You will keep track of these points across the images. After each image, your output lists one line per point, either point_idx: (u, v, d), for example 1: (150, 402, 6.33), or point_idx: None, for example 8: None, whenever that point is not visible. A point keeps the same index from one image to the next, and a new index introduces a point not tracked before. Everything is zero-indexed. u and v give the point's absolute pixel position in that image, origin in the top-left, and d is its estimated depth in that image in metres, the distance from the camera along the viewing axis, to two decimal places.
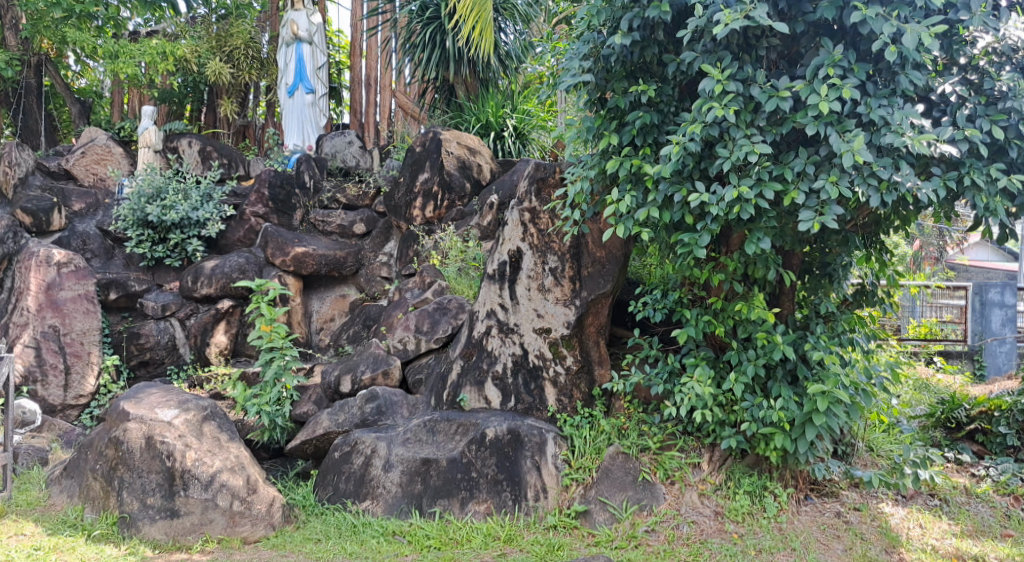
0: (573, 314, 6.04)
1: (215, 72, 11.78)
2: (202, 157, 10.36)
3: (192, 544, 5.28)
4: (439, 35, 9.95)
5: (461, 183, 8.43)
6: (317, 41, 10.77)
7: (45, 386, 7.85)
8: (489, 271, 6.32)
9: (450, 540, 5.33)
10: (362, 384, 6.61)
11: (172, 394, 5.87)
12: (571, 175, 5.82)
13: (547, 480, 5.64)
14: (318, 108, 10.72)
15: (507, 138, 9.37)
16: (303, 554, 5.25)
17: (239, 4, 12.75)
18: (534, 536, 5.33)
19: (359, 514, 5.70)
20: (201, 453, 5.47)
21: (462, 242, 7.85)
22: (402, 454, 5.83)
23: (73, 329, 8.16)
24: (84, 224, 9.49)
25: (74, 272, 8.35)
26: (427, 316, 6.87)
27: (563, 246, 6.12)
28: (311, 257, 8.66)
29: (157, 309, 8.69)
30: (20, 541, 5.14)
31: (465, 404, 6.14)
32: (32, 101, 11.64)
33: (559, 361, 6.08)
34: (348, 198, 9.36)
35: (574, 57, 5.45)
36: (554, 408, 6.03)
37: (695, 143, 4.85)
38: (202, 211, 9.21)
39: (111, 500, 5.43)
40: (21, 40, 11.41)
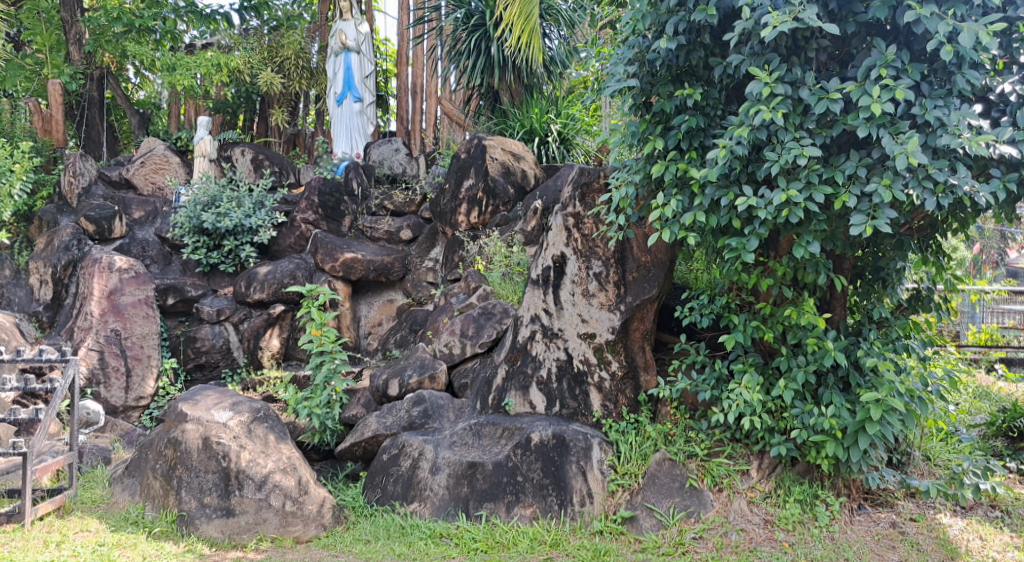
0: (617, 319, 6.01)
1: (267, 82, 12.05)
2: (254, 165, 10.60)
3: (247, 543, 5.41)
4: (484, 42, 10.02)
5: (505, 189, 8.44)
6: (365, 50, 10.95)
7: (108, 388, 8.07)
8: (534, 276, 6.36)
9: (497, 543, 5.36)
10: (409, 388, 6.64)
11: (227, 396, 6.02)
12: (615, 180, 5.78)
13: (592, 485, 5.63)
14: (366, 116, 10.89)
15: (551, 142, 9.43)
16: (353, 555, 5.33)
17: (290, 16, 13.04)
18: (580, 540, 5.33)
19: (407, 516, 5.77)
20: (255, 454, 5.62)
21: (507, 247, 7.86)
22: (449, 457, 5.90)
23: (134, 332, 8.39)
24: (144, 231, 9.85)
25: (135, 278, 8.64)
26: (473, 320, 6.92)
27: (607, 251, 6.09)
28: (360, 263, 8.81)
29: (212, 313, 8.93)
30: (86, 537, 5.32)
31: (511, 408, 6.18)
32: (94, 113, 11.99)
33: (604, 366, 6.05)
34: (396, 204, 9.41)
35: (619, 61, 5.43)
36: (599, 413, 6.00)
37: (743, 146, 4.82)
38: (255, 218, 9.43)
39: (170, 499, 5.58)
40: (85, 54, 11.87)
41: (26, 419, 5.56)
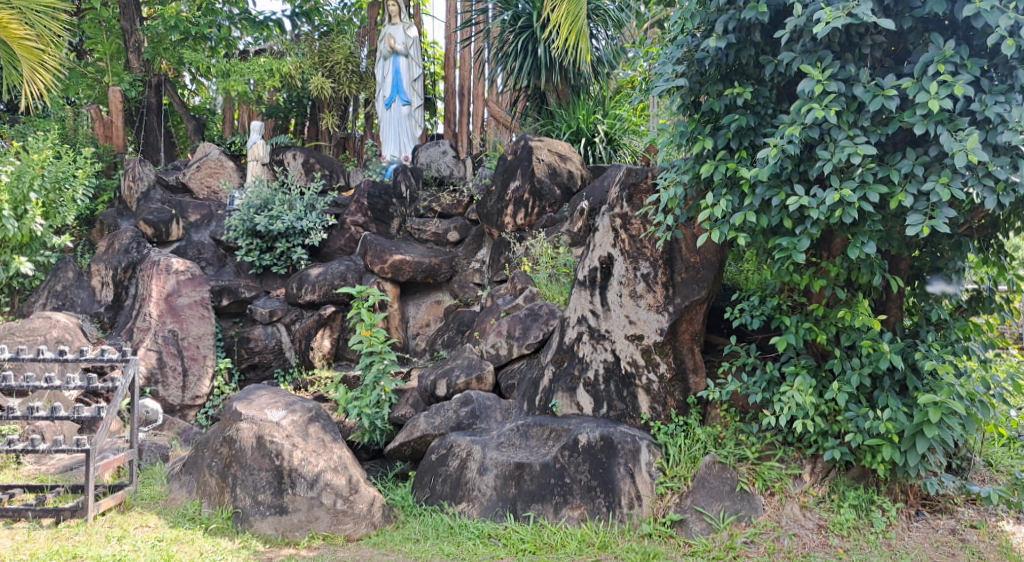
0: (666, 321, 5.97)
1: (317, 87, 12.22)
2: (306, 169, 10.78)
3: (300, 540, 5.50)
4: (531, 44, 10.01)
5: (551, 190, 8.43)
6: (413, 54, 11.04)
7: (166, 387, 8.27)
8: (581, 277, 6.35)
9: (545, 544, 5.37)
10: (457, 389, 6.70)
11: (280, 396, 6.16)
12: (663, 180, 5.73)
13: (641, 488, 5.59)
14: (414, 119, 10.99)
15: (598, 143, 9.40)
16: (403, 553, 5.39)
17: (340, 21, 13.24)
18: (628, 543, 5.31)
19: (455, 516, 5.81)
20: (306, 453, 5.71)
21: (553, 248, 7.86)
22: (496, 457, 5.93)
23: (190, 333, 8.61)
24: (200, 234, 10.11)
25: (191, 280, 8.88)
26: (519, 321, 6.93)
27: (655, 251, 6.04)
28: (408, 265, 8.92)
29: (265, 314, 9.11)
30: (146, 533, 5.46)
31: (558, 409, 6.19)
32: (153, 120, 12.38)
33: (652, 368, 6.01)
34: (443, 206, 9.49)
35: (668, 61, 5.39)
36: (648, 415, 5.97)
37: (794, 145, 4.74)
38: (306, 220, 9.59)
39: (225, 496, 5.71)
40: (143, 62, 12.19)
41: (88, 417, 5.71)
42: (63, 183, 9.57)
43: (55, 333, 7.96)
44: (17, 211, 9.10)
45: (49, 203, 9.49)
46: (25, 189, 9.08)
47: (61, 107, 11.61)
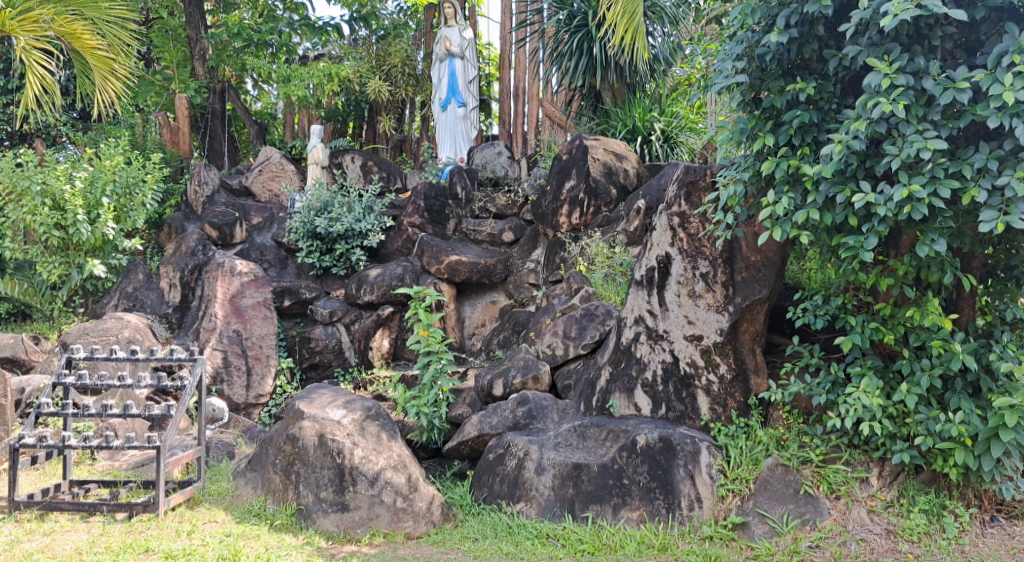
0: (726, 321, 5.90)
1: (375, 90, 12.37)
2: (364, 172, 10.95)
3: (361, 537, 5.57)
4: (587, 43, 9.97)
5: (607, 189, 8.41)
6: (468, 55, 11.10)
7: (231, 386, 8.46)
8: (637, 277, 6.29)
9: (604, 545, 5.35)
10: (514, 388, 6.72)
11: (341, 395, 6.29)
12: (723, 178, 5.65)
13: (701, 490, 5.52)
14: (469, 121, 11.05)
15: (655, 142, 9.33)
16: (462, 551, 5.43)
17: (397, 25, 13.39)
18: (689, 546, 5.27)
19: (514, 515, 5.83)
20: (367, 451, 5.81)
21: (609, 248, 7.83)
22: (554, 458, 5.93)
23: (254, 333, 8.81)
24: (262, 237, 10.34)
25: (254, 281, 9.09)
26: (575, 322, 6.92)
27: (714, 251, 5.98)
28: (464, 265, 8.98)
29: (325, 315, 9.27)
30: (214, 527, 5.61)
31: (615, 410, 6.14)
32: (217, 125, 12.69)
33: (712, 369, 5.93)
34: (499, 207, 9.55)
35: (727, 58, 5.36)
36: (708, 417, 5.89)
37: (860, 141, 4.63)
38: (365, 222, 9.74)
39: (289, 493, 5.83)
40: (208, 69, 12.53)
41: (159, 415, 5.88)
42: (133, 188, 9.91)
43: (127, 333, 8.22)
44: (91, 215, 9.57)
45: (120, 207, 9.83)
46: (98, 195, 9.54)
47: (131, 114, 12.02)
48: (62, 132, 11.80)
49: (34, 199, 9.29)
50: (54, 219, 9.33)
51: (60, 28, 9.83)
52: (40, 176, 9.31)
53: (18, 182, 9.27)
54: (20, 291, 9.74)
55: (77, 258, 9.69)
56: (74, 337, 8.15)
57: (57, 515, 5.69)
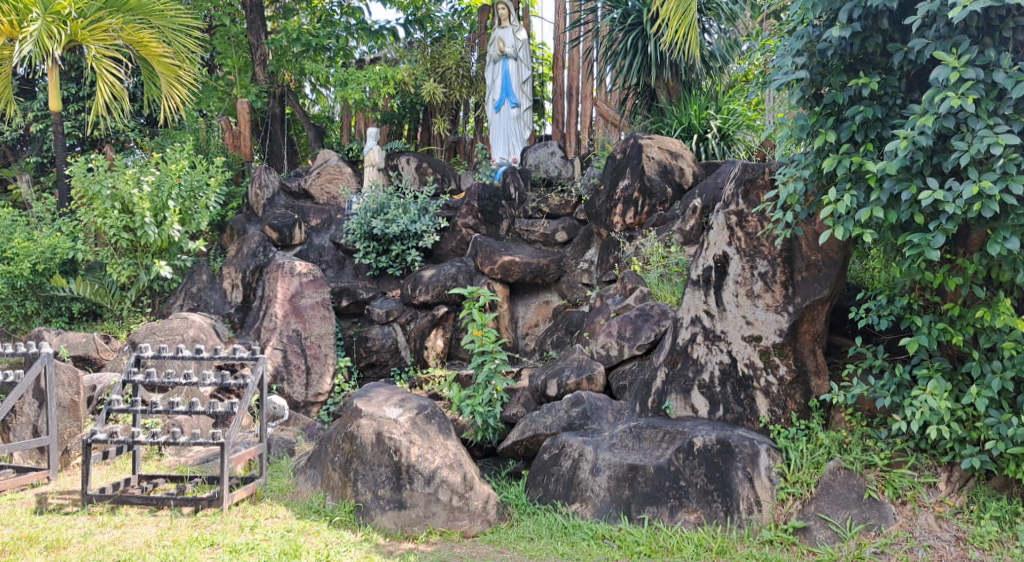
0: (786, 321, 5.80)
1: (429, 92, 12.47)
2: (419, 173, 11.05)
3: (418, 535, 5.63)
4: (641, 41, 9.89)
5: (662, 188, 8.33)
6: (522, 56, 11.11)
7: (291, 384, 8.62)
8: (694, 277, 6.24)
9: (661, 547, 5.31)
10: (568, 389, 6.70)
11: (397, 394, 6.40)
12: (782, 176, 5.55)
13: (760, 493, 5.44)
14: (523, 121, 11.06)
15: (711, 139, 9.23)
16: (518, 551, 5.43)
17: (452, 27, 13.49)
18: (748, 549, 5.19)
19: (569, 516, 5.82)
20: (423, 450, 5.89)
21: (664, 247, 7.76)
22: (609, 459, 5.90)
23: (312, 332, 8.96)
24: (320, 238, 10.53)
25: (313, 282, 9.26)
26: (630, 322, 6.88)
27: (773, 249, 5.87)
28: (517, 265, 9.02)
29: (382, 314, 9.40)
30: (276, 523, 5.72)
31: (672, 411, 6.08)
32: (277, 129, 12.91)
33: (771, 370, 5.84)
34: (552, 207, 9.49)
35: (788, 53, 5.26)
36: (767, 419, 5.79)
37: (927, 136, 4.51)
38: (420, 223, 9.83)
39: (347, 490, 5.91)
40: (268, 74, 12.81)
41: (223, 412, 6.02)
42: (197, 192, 10.19)
43: (192, 332, 8.45)
44: (158, 218, 9.89)
45: (185, 210, 10.14)
46: (164, 198, 9.85)
47: (195, 119, 12.37)
48: (130, 137, 12.18)
49: (104, 203, 9.65)
50: (123, 222, 9.68)
51: (129, 36, 10.34)
52: (110, 181, 9.66)
53: (89, 186, 9.64)
54: (92, 291, 9.95)
55: (144, 260, 10.03)
56: (142, 336, 8.42)
57: (127, 509, 5.87)
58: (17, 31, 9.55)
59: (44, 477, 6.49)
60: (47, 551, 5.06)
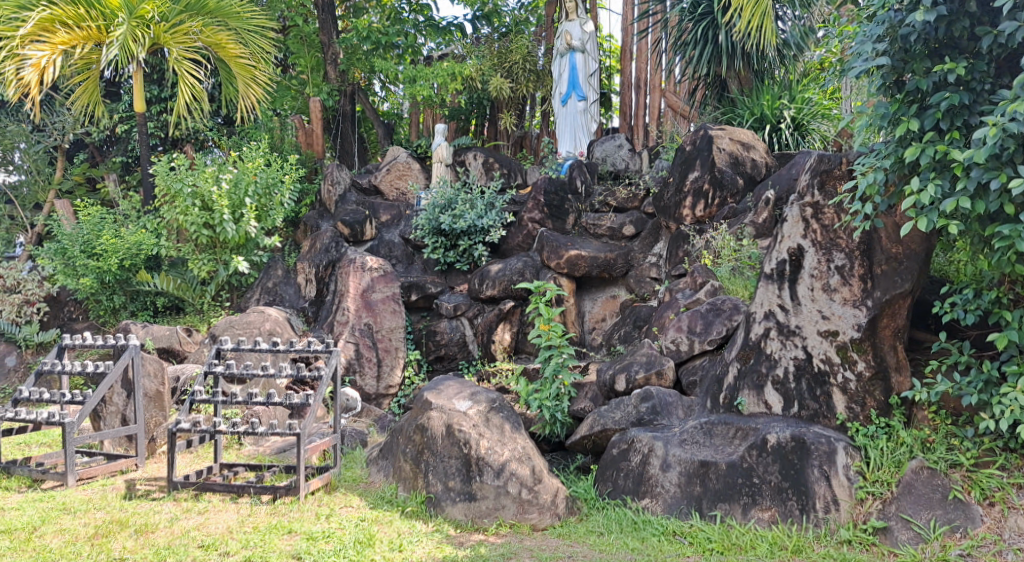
0: (864, 316, 5.64)
1: (496, 87, 12.49)
2: (485, 169, 11.09)
3: (488, 527, 5.66)
4: (712, 30, 9.72)
5: (733, 180, 8.21)
6: (589, 49, 11.05)
7: (363, 376, 8.79)
8: (767, 271, 6.10)
9: (734, 545, 5.23)
10: (637, 384, 6.65)
11: (466, 387, 6.45)
12: (861, 166, 5.38)
13: (837, 492, 5.30)
14: (590, 114, 11.01)
15: (785, 130, 9.05)
16: (588, 545, 5.40)
17: (519, 22, 13.49)
18: (825, 549, 5.08)
19: (639, 512, 5.78)
20: (492, 443, 5.92)
21: (736, 240, 7.63)
22: (680, 455, 5.83)
23: (383, 326, 9.11)
24: (390, 234, 10.68)
25: (383, 277, 9.40)
26: (700, 317, 6.81)
27: (851, 242, 5.74)
28: (583, 260, 8.96)
29: (450, 309, 9.59)
30: (350, 512, 5.83)
31: (744, 407, 5.99)
32: (347, 126, 13.14)
33: (849, 366, 5.67)
34: (618, 200, 9.41)
35: (867, 39, 5.09)
36: (844, 416, 5.64)
37: (1017, 124, 4.33)
38: (486, 218, 9.88)
39: (419, 481, 6.01)
40: (339, 73, 13.05)
41: (298, 403, 6.17)
42: (273, 189, 10.49)
43: (268, 326, 8.68)
44: (236, 214, 10.21)
45: (261, 207, 10.42)
46: (241, 195, 10.16)
47: (270, 118, 12.68)
48: (208, 137, 12.56)
49: (185, 201, 10.01)
50: (203, 219, 10.02)
51: (208, 39, 10.69)
52: (191, 179, 10.00)
53: (171, 185, 10.01)
54: (174, 286, 10.28)
55: (223, 255, 10.37)
56: (221, 329, 8.69)
57: (210, 495, 6.08)
58: (104, 35, 10.09)
59: (132, 464, 6.77)
60: (137, 534, 5.28)
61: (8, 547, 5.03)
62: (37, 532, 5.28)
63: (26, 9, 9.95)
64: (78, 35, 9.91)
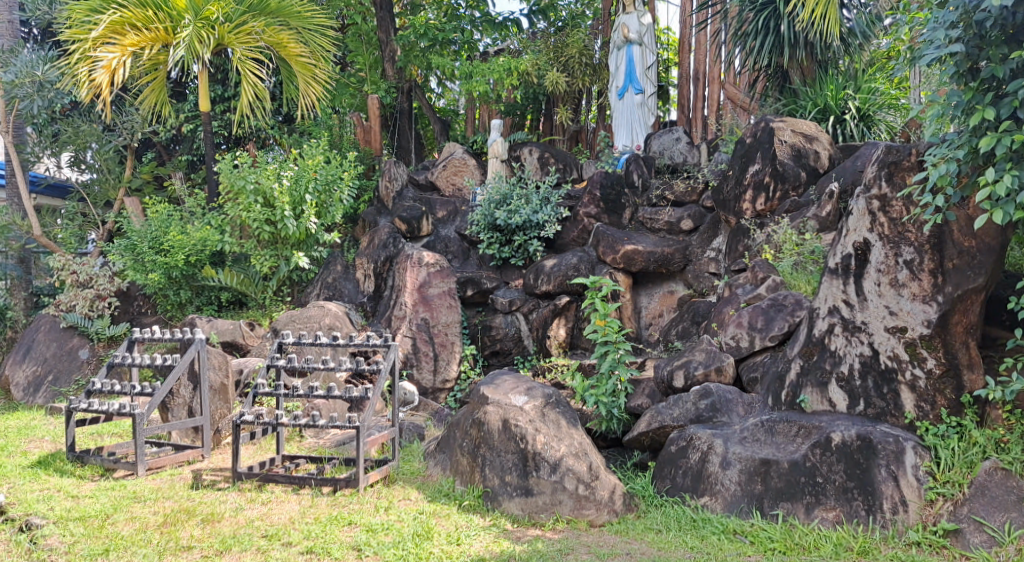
0: (934, 312, 5.45)
1: (553, 82, 12.44)
2: (541, 163, 11.07)
3: (545, 522, 5.64)
4: (773, 20, 9.54)
5: (796, 172, 8.05)
6: (647, 41, 10.93)
7: (420, 370, 8.89)
8: (831, 266, 5.97)
9: (797, 545, 5.12)
10: (696, 380, 6.55)
11: (522, 382, 6.48)
12: (932, 156, 5.20)
13: (906, 492, 5.17)
14: (647, 107, 10.90)
15: (849, 121, 8.81)
16: (646, 543, 5.34)
17: (575, 16, 13.43)
18: (893, 551, 4.93)
19: (698, 509, 5.69)
20: (549, 438, 5.91)
21: (798, 234, 7.48)
22: (740, 452, 5.73)
23: (440, 321, 9.18)
24: (446, 229, 10.75)
25: (439, 272, 9.46)
26: (761, 312, 6.68)
27: (921, 235, 5.53)
28: (641, 255, 8.88)
29: (505, 304, 9.59)
30: (408, 505, 5.88)
31: (807, 405, 5.85)
32: (405, 123, 13.28)
33: (918, 363, 5.50)
34: (677, 194, 9.34)
35: (939, 26, 4.92)
36: (913, 414, 5.48)
37: None
38: (542, 213, 9.85)
39: (476, 475, 6.03)
40: (397, 70, 13.17)
41: (358, 397, 6.25)
42: (332, 186, 10.66)
43: (328, 320, 8.82)
44: (297, 210, 10.41)
45: (321, 203, 10.60)
46: (302, 192, 10.36)
47: (329, 116, 12.88)
48: (269, 135, 12.82)
49: (248, 198, 10.23)
50: (265, 216, 10.25)
51: (270, 39, 10.87)
52: (253, 176, 10.22)
53: (235, 182, 10.25)
54: (238, 281, 10.52)
55: (284, 251, 10.60)
56: (283, 324, 8.88)
57: (273, 486, 6.21)
58: (172, 36, 10.37)
59: (199, 455, 6.95)
60: (204, 523, 5.42)
61: (82, 533, 5.20)
62: (110, 519, 5.45)
63: (97, 11, 10.28)
64: (146, 37, 10.23)
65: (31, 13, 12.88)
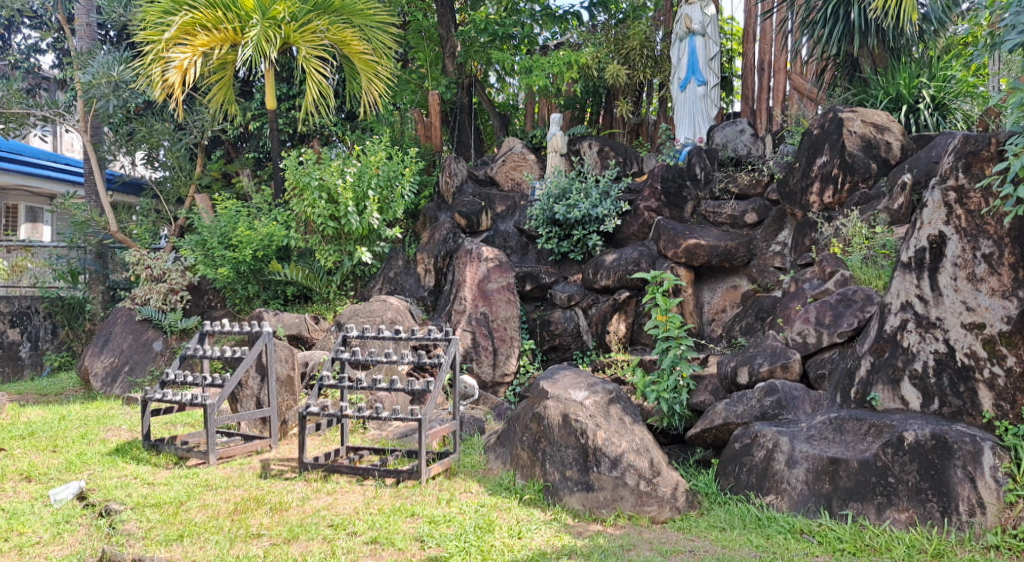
0: (1015, 307, 5.24)
1: (613, 75, 12.34)
2: (601, 157, 10.99)
3: (606, 518, 5.61)
4: (843, 7, 9.27)
5: (866, 163, 7.79)
6: (710, 32, 10.71)
7: (480, 364, 8.97)
8: (904, 260, 5.76)
9: (867, 546, 4.99)
10: (760, 377, 6.42)
11: (582, 377, 6.46)
12: (1013, 146, 5.00)
13: (983, 494, 4.99)
14: (710, 98, 10.70)
15: (923, 110, 8.52)
16: (709, 540, 5.27)
17: (636, 8, 13.26)
18: (970, 554, 4.77)
19: (763, 508, 5.58)
20: (610, 433, 5.88)
21: (868, 227, 7.34)
22: (807, 450, 5.60)
23: (499, 315, 9.22)
24: (506, 224, 10.77)
25: (499, 267, 9.48)
26: (829, 308, 6.53)
27: (1000, 228, 5.32)
28: (703, 249, 8.73)
29: (564, 298, 9.54)
30: (469, 498, 5.91)
31: (878, 403, 5.66)
32: (465, 118, 13.32)
33: (997, 361, 5.27)
34: (741, 187, 9.17)
35: (1022, 10, 4.73)
36: (991, 414, 5.26)
37: None
38: (601, 207, 9.78)
39: (536, 469, 6.04)
40: (457, 65, 13.25)
41: (420, 390, 6.31)
42: (394, 181, 10.80)
43: (390, 314, 8.94)
44: (360, 206, 10.57)
45: (383, 199, 10.74)
46: (365, 188, 10.52)
47: (391, 113, 13.01)
48: (332, 132, 13.03)
49: (312, 194, 10.43)
50: (329, 211, 10.44)
51: (334, 37, 11.03)
52: (318, 173, 10.42)
53: (300, 179, 10.46)
54: (303, 276, 10.73)
55: (347, 246, 10.76)
56: (346, 317, 9.02)
57: (337, 477, 6.32)
58: (240, 36, 10.61)
59: (267, 445, 7.12)
60: (272, 512, 5.54)
61: (158, 519, 5.38)
62: (183, 506, 5.63)
63: (170, 13, 10.59)
64: (216, 37, 10.47)
65: (108, 16, 13.34)
